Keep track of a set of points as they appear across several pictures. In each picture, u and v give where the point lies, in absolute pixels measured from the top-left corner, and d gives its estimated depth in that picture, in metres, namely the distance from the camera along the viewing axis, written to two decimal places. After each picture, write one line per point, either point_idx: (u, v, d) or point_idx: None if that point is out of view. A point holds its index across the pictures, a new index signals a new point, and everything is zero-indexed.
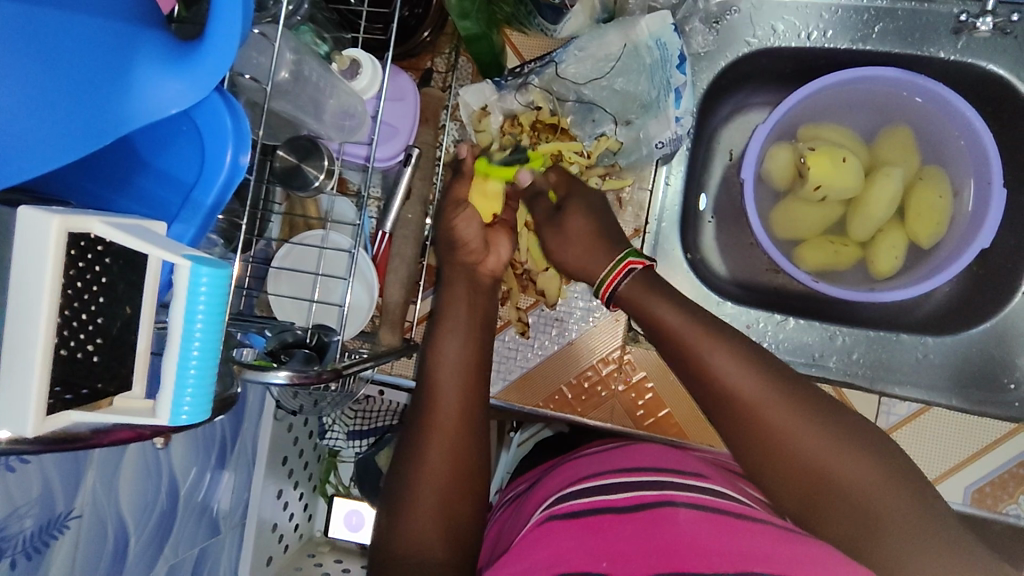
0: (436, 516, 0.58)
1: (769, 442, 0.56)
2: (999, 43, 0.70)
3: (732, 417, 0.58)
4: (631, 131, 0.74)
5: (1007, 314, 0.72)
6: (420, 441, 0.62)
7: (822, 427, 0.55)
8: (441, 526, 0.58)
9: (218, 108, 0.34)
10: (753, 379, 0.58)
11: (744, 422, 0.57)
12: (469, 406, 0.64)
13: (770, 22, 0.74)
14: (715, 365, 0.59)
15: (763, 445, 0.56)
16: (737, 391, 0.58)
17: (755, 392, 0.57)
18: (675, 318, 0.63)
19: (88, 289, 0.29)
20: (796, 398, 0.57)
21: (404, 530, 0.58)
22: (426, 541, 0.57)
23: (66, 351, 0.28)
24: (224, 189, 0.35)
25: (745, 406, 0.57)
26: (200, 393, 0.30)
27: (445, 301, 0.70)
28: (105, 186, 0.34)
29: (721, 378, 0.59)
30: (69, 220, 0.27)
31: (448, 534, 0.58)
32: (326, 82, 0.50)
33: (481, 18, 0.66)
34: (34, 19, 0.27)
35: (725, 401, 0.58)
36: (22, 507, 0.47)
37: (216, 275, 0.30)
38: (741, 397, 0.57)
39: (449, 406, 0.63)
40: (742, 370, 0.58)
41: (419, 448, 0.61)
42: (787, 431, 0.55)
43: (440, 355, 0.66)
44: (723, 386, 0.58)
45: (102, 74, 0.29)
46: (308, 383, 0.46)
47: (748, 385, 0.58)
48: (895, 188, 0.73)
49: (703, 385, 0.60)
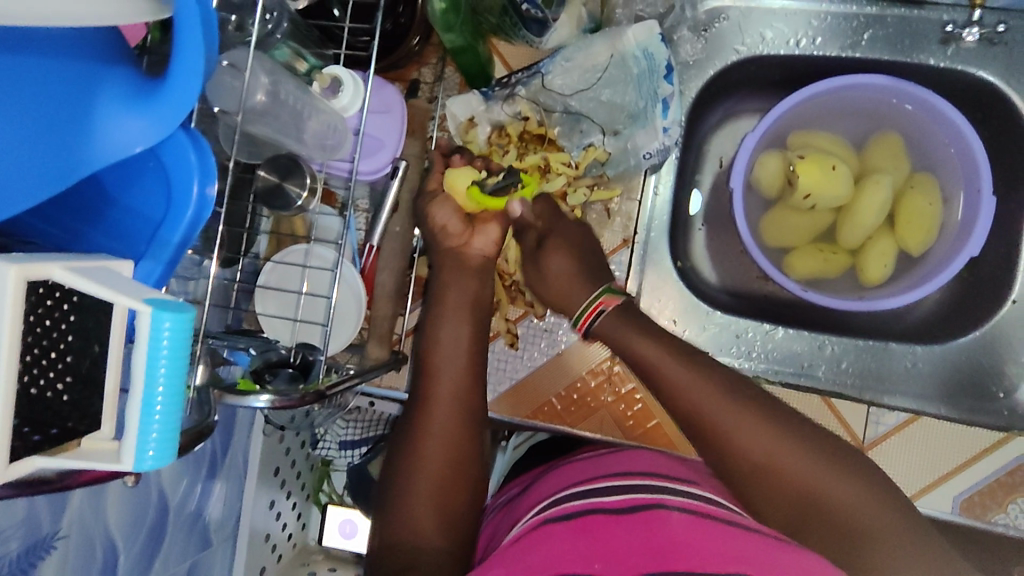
0: (431, 511, 0.59)
1: (760, 471, 0.55)
2: (988, 52, 0.70)
3: (717, 447, 0.58)
4: (618, 142, 0.74)
5: (998, 324, 0.72)
6: (413, 438, 0.62)
7: (810, 453, 0.56)
8: (439, 519, 0.58)
9: (183, 144, 0.33)
10: (735, 407, 0.58)
11: (729, 453, 0.57)
12: (461, 412, 0.64)
13: (759, 29, 0.74)
14: (699, 397, 0.59)
15: (750, 472, 0.56)
16: (722, 420, 0.58)
17: (740, 422, 0.57)
18: (657, 355, 0.63)
19: (56, 328, 0.29)
20: (775, 422, 0.57)
21: (399, 525, 0.58)
22: (423, 539, 0.57)
23: (34, 390, 0.28)
24: (190, 226, 0.34)
25: (729, 435, 0.57)
26: (165, 437, 0.30)
27: (440, 297, 0.69)
28: (78, 219, 0.34)
29: (702, 410, 0.58)
30: (27, 268, 0.27)
31: (448, 536, 0.58)
32: (304, 103, 0.49)
33: (466, 30, 0.66)
34: (24, 70, 0.27)
35: (706, 423, 0.58)
36: (7, 530, 0.47)
37: (179, 319, 0.29)
38: (725, 427, 0.57)
39: (439, 401, 0.63)
40: (728, 405, 0.58)
41: (413, 444, 0.61)
42: (774, 458, 0.55)
43: (433, 349, 0.67)
44: (709, 419, 0.58)
45: (66, 113, 0.29)
46: (290, 406, 0.45)
47: (732, 415, 0.57)
48: (885, 195, 0.73)
49: (686, 417, 0.60)
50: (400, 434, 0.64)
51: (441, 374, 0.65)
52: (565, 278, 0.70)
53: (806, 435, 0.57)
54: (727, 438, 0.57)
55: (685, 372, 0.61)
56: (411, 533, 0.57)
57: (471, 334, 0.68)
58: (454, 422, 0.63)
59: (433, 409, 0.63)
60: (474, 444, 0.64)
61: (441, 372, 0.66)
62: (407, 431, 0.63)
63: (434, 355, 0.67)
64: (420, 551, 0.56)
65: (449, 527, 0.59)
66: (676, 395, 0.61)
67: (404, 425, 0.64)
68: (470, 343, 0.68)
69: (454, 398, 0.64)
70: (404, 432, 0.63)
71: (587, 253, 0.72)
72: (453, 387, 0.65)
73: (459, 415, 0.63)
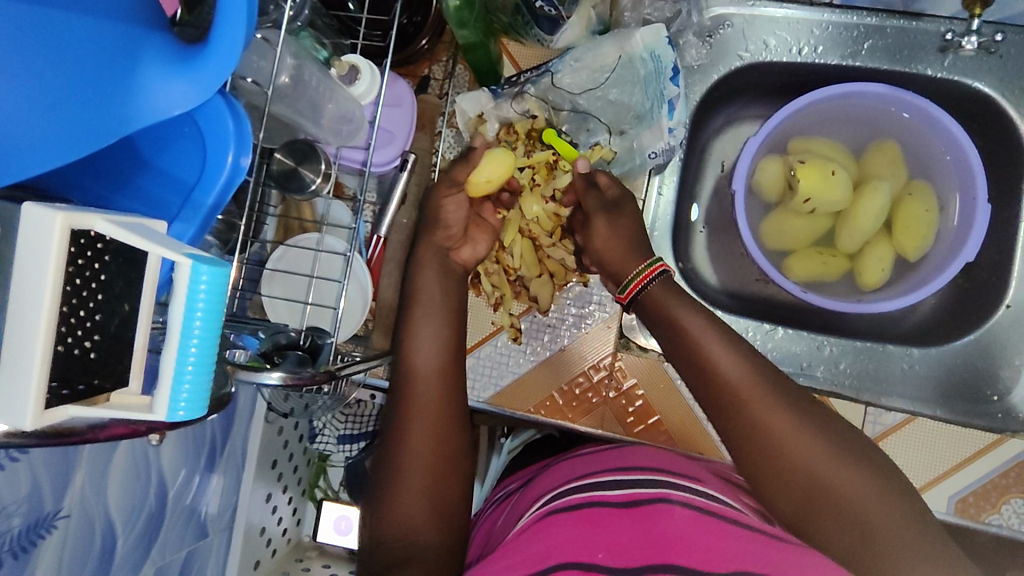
0: (426, 503, 0.58)
1: (769, 449, 0.56)
2: (984, 62, 0.72)
3: (734, 420, 0.59)
4: (625, 141, 0.76)
5: (993, 328, 0.73)
6: (400, 428, 0.61)
7: (821, 439, 0.57)
8: (432, 513, 0.58)
9: (221, 110, 0.36)
10: (762, 392, 0.59)
11: (750, 435, 0.58)
12: (449, 395, 0.64)
13: (763, 37, 0.76)
14: (723, 369, 0.61)
15: (764, 456, 0.57)
16: (744, 392, 0.59)
17: (760, 398, 0.58)
18: (698, 323, 0.64)
19: (87, 286, 0.29)
20: (798, 411, 0.58)
21: (391, 520, 0.58)
22: (416, 529, 0.57)
23: (64, 346, 0.29)
24: (223, 191, 0.37)
25: (755, 416, 0.58)
26: (197, 388, 0.31)
27: (440, 287, 0.70)
28: (104, 184, 0.37)
29: (727, 381, 0.60)
30: (72, 217, 0.28)
31: (441, 528, 0.58)
32: (327, 87, 0.50)
33: (479, 27, 0.67)
34: (71, 24, 0.29)
35: (725, 396, 0.60)
36: (11, 505, 0.46)
37: (215, 272, 0.31)
38: (745, 401, 0.59)
39: (431, 393, 0.63)
40: (750, 380, 0.60)
41: (401, 432, 0.61)
42: (793, 445, 0.56)
43: (425, 338, 0.67)
44: (734, 394, 0.59)
45: (107, 73, 0.29)
46: (302, 385, 0.46)
47: (758, 398, 0.59)
48: (883, 201, 0.74)
49: (710, 394, 0.61)
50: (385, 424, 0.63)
51: (423, 367, 0.65)
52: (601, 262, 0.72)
53: (818, 422, 0.58)
54: (747, 410, 0.58)
55: (717, 347, 0.62)
56: (403, 530, 0.57)
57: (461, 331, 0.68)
58: (441, 414, 0.62)
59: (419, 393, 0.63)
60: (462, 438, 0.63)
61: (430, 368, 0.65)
62: (394, 419, 0.62)
63: (419, 348, 0.66)
64: (418, 545, 0.56)
65: (446, 523, 0.59)
66: (706, 377, 0.61)
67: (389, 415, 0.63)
68: (452, 337, 0.68)
69: (444, 380, 0.64)
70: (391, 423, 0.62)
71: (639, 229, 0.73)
72: (438, 377, 0.64)
73: (445, 407, 0.63)
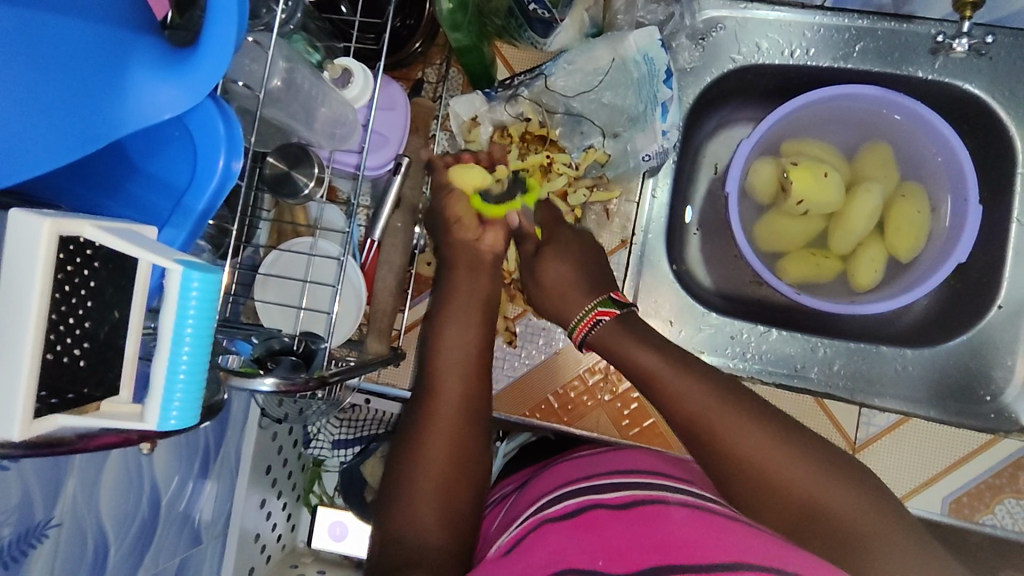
0: (435, 504, 0.58)
1: (752, 473, 0.56)
2: (974, 64, 0.73)
3: (707, 447, 0.59)
4: (618, 143, 0.76)
5: (984, 328, 0.74)
6: (418, 432, 0.62)
7: (804, 457, 0.56)
8: (439, 513, 0.57)
9: (212, 114, 0.36)
10: (728, 415, 0.59)
11: (728, 461, 0.57)
12: (472, 398, 0.65)
13: (755, 39, 0.76)
14: (688, 397, 0.61)
15: (748, 477, 0.56)
16: (714, 421, 0.59)
17: (731, 426, 0.58)
18: (652, 361, 0.64)
19: (76, 293, 0.29)
20: (775, 432, 0.58)
21: (399, 518, 0.57)
22: (424, 531, 0.56)
23: (52, 355, 0.28)
24: (215, 195, 0.37)
25: (728, 441, 0.57)
26: (189, 397, 0.31)
27: (447, 293, 0.71)
28: (96, 192, 0.36)
29: (696, 413, 0.60)
30: (61, 223, 0.27)
31: (445, 528, 0.57)
32: (319, 91, 0.50)
33: (472, 30, 0.67)
34: (70, 33, 0.29)
35: (693, 422, 0.60)
36: (0, 515, 0.45)
37: (206, 279, 0.31)
38: (717, 430, 0.58)
39: (448, 400, 0.64)
40: (719, 406, 0.60)
41: (418, 435, 0.62)
42: (772, 463, 0.56)
43: (443, 344, 0.68)
44: (703, 422, 0.59)
45: (98, 76, 0.29)
46: (294, 391, 0.45)
47: (729, 422, 0.58)
48: (874, 204, 0.74)
49: (683, 424, 0.61)
50: (403, 432, 0.63)
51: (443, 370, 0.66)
52: (572, 281, 0.71)
53: (799, 440, 0.58)
54: (718, 436, 0.58)
55: (682, 378, 0.62)
56: (410, 526, 0.56)
57: (478, 337, 0.69)
58: (457, 417, 0.63)
59: (442, 397, 0.64)
60: (477, 440, 0.63)
61: (450, 371, 0.66)
62: (414, 427, 0.63)
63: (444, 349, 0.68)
64: (422, 548, 0.54)
65: (452, 525, 0.57)
66: (677, 405, 0.61)
67: (408, 425, 0.63)
68: (478, 341, 0.69)
69: (464, 384, 0.65)
70: (409, 431, 0.63)
71: (601, 260, 0.74)
72: (465, 390, 0.65)
73: (464, 414, 0.63)
